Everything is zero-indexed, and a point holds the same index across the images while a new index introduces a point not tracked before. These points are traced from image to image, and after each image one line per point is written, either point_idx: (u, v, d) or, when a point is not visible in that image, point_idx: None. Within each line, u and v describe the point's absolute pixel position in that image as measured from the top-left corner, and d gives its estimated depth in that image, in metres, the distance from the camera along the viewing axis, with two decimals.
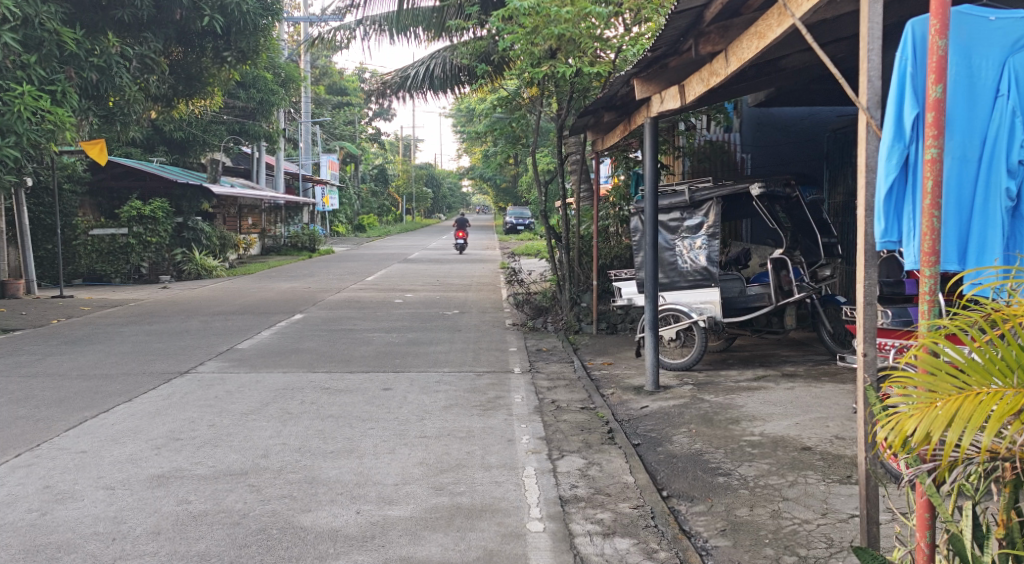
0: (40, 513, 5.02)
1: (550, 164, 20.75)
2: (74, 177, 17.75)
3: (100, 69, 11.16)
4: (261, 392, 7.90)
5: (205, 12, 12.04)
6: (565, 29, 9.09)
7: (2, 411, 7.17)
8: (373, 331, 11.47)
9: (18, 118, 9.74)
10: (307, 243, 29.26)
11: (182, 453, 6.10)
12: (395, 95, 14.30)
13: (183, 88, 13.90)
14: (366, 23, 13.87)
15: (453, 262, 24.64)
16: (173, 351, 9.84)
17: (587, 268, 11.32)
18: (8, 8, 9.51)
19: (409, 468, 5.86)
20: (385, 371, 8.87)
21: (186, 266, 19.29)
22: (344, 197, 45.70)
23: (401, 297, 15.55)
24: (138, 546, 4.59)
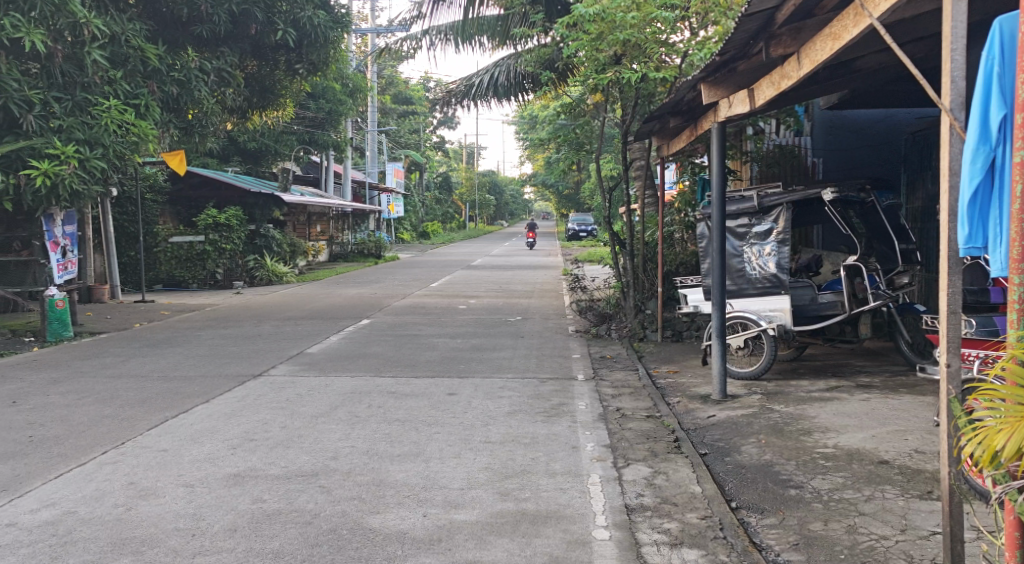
0: (126, 508, 5.19)
1: (614, 170, 20.65)
2: (155, 186, 18.36)
3: (181, 83, 11.52)
4: (331, 395, 8.03)
5: (279, 26, 12.39)
6: (630, 35, 9.05)
7: (89, 410, 7.45)
8: (437, 336, 11.56)
9: (105, 131, 10.18)
10: (374, 250, 29.47)
11: (257, 453, 6.25)
12: (459, 103, 14.40)
13: (257, 100, 14.18)
14: (432, 32, 13.92)
15: (516, 268, 24.74)
16: (247, 355, 10.08)
17: (653, 275, 11.22)
18: (98, 28, 10.11)
19: (476, 473, 5.89)
20: (451, 376, 8.94)
21: (259, 272, 19.70)
22: (409, 204, 46.21)
23: (465, 302, 15.66)
24: (216, 542, 4.71)
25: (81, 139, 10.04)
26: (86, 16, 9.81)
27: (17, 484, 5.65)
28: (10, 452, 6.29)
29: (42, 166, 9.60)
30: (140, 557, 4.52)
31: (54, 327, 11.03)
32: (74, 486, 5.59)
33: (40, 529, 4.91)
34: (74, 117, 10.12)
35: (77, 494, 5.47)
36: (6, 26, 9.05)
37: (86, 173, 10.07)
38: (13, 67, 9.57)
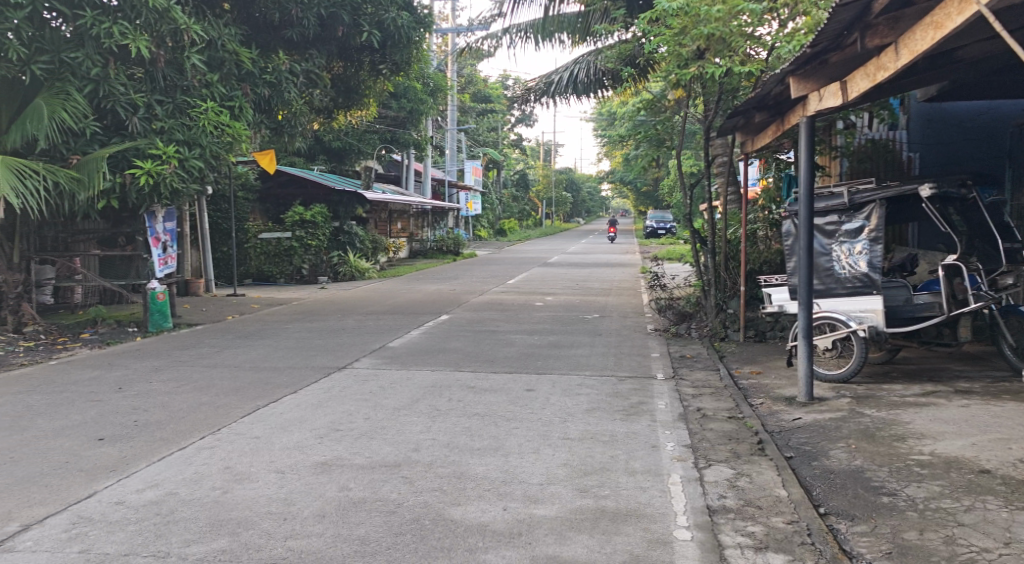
0: (222, 491, 5.39)
1: (696, 166, 20.33)
2: (246, 184, 18.92)
3: (272, 85, 11.92)
4: (412, 388, 8.14)
5: (364, 28, 12.55)
6: (714, 28, 8.89)
7: (188, 397, 7.74)
8: (515, 333, 11.58)
9: (202, 132, 10.60)
10: (453, 247, 29.71)
11: (342, 443, 6.38)
12: (539, 100, 14.39)
13: (343, 100, 14.44)
14: (513, 31, 13.97)
15: (593, 266, 24.58)
16: (331, 348, 10.29)
17: (736, 274, 10.97)
18: (197, 34, 10.37)
19: (554, 468, 5.88)
20: (528, 372, 8.95)
21: (342, 268, 20.17)
22: (487, 202, 46.46)
23: (542, 300, 15.66)
24: (306, 527, 4.87)
25: (180, 140, 10.49)
26: (187, 23, 10.08)
27: (124, 465, 5.91)
28: (118, 435, 6.59)
29: (145, 165, 9.98)
30: (237, 538, 4.71)
31: (155, 318, 11.48)
32: (175, 469, 5.82)
33: (146, 508, 5.14)
34: (174, 119, 10.58)
35: (178, 476, 5.69)
36: (114, 33, 9.52)
37: (185, 172, 10.43)
38: (120, 73, 10.08)
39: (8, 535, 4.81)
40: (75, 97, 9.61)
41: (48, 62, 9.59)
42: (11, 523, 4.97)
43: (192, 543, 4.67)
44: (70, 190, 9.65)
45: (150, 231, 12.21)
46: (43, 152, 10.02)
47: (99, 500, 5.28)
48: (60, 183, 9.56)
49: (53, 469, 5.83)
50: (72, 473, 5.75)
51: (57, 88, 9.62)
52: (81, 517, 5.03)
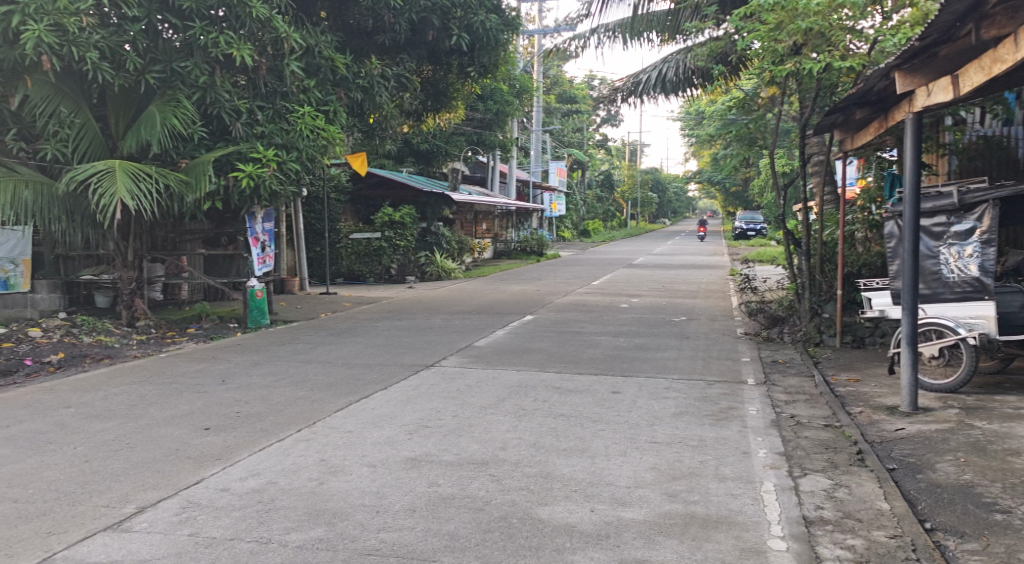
0: (318, 482, 5.52)
1: (789, 166, 19.77)
2: (338, 186, 19.35)
3: (364, 89, 12.12)
4: (499, 388, 8.14)
5: (454, 32, 12.58)
6: (813, 23, 8.65)
7: (285, 391, 7.92)
8: (601, 334, 11.45)
9: (299, 136, 10.86)
10: (536, 248, 29.75)
11: (431, 439, 6.42)
12: (626, 100, 14.22)
13: (431, 103, 14.55)
14: (600, 31, 13.87)
15: (680, 268, 24.18)
16: (419, 346, 10.39)
17: (831, 277, 10.60)
18: (296, 41, 10.64)
19: (642, 472, 5.77)
20: (614, 375, 8.84)
21: (429, 268, 20.39)
22: (572, 202, 46.35)
23: (628, 301, 15.47)
24: (397, 520, 4.97)
25: (279, 144, 10.80)
26: (287, 31, 10.38)
27: (227, 454, 6.08)
28: (223, 425, 6.78)
29: (247, 168, 10.22)
30: (333, 529, 4.87)
31: (253, 314, 11.83)
32: (274, 459, 5.95)
33: (248, 496, 5.32)
34: (274, 124, 10.88)
35: (276, 466, 5.83)
36: (221, 44, 9.82)
37: (284, 174, 10.69)
38: (225, 80, 10.40)
39: (125, 516, 5.05)
40: (185, 104, 9.98)
41: (160, 71, 9.97)
42: (127, 505, 5.20)
43: (291, 530, 4.86)
44: (179, 193, 10.03)
45: (250, 231, 12.55)
46: (156, 158, 10.51)
47: (205, 487, 5.47)
48: (170, 186, 9.92)
49: (165, 456, 6.03)
50: (181, 460, 5.95)
51: (169, 96, 10.03)
52: (189, 502, 5.23)
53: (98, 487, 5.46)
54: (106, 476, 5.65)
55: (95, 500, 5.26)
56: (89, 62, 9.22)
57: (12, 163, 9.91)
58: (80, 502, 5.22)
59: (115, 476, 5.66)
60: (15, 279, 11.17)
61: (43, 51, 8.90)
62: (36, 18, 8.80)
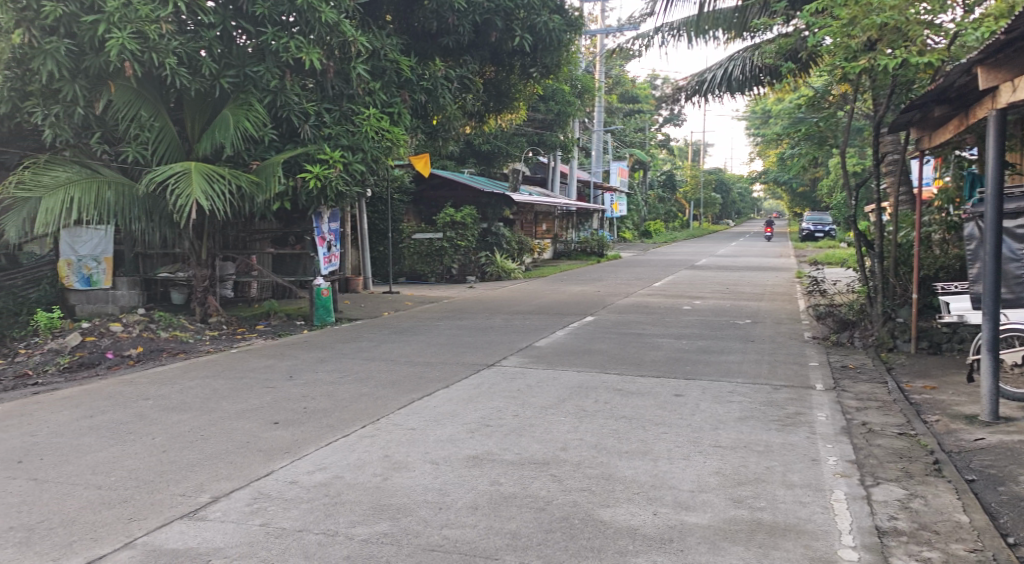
0: (383, 478, 5.56)
1: (861, 166, 19.24)
2: (402, 187, 19.55)
3: (428, 91, 12.21)
4: (560, 388, 8.09)
5: (516, 33, 12.55)
6: (889, 18, 8.39)
7: (350, 387, 8.01)
8: (663, 336, 11.33)
9: (365, 137, 10.97)
10: (597, 248, 29.67)
11: (492, 438, 6.41)
12: (690, 99, 14.02)
13: (494, 104, 14.57)
14: (665, 29, 13.70)
15: (746, 270, 23.75)
16: (480, 345, 10.41)
17: (906, 280, 10.29)
18: (362, 44, 10.72)
19: (706, 476, 5.66)
20: (677, 377, 8.71)
21: (489, 268, 20.45)
22: (633, 203, 46.04)
23: (690, 303, 15.27)
24: (460, 518, 4.97)
25: (345, 145, 10.90)
26: (354, 35, 10.47)
27: (296, 447, 6.17)
28: (291, 419, 6.88)
29: (314, 169, 10.43)
30: (397, 524, 4.90)
31: (319, 312, 12.01)
32: (340, 454, 6.02)
33: (315, 489, 5.38)
34: (340, 125, 10.97)
35: (343, 461, 5.89)
36: (291, 48, 9.99)
37: (350, 176, 10.83)
38: (294, 84, 10.58)
39: (200, 505, 5.16)
40: (257, 108, 10.24)
41: (234, 76, 10.24)
42: (202, 494, 5.31)
43: (358, 523, 4.91)
44: (250, 194, 10.24)
45: (317, 231, 12.72)
46: (229, 159, 10.77)
47: (275, 479, 5.55)
48: (242, 187, 10.14)
49: (237, 448, 6.15)
50: (252, 453, 6.05)
51: (242, 100, 10.30)
52: (261, 493, 5.32)
53: (175, 477, 5.59)
54: (183, 466, 5.78)
55: (172, 489, 5.38)
56: (168, 67, 9.46)
57: (96, 165, 10.25)
58: (158, 491, 5.35)
59: (190, 466, 5.78)
60: (99, 277, 11.70)
61: (126, 57, 9.14)
62: (120, 26, 9.04)
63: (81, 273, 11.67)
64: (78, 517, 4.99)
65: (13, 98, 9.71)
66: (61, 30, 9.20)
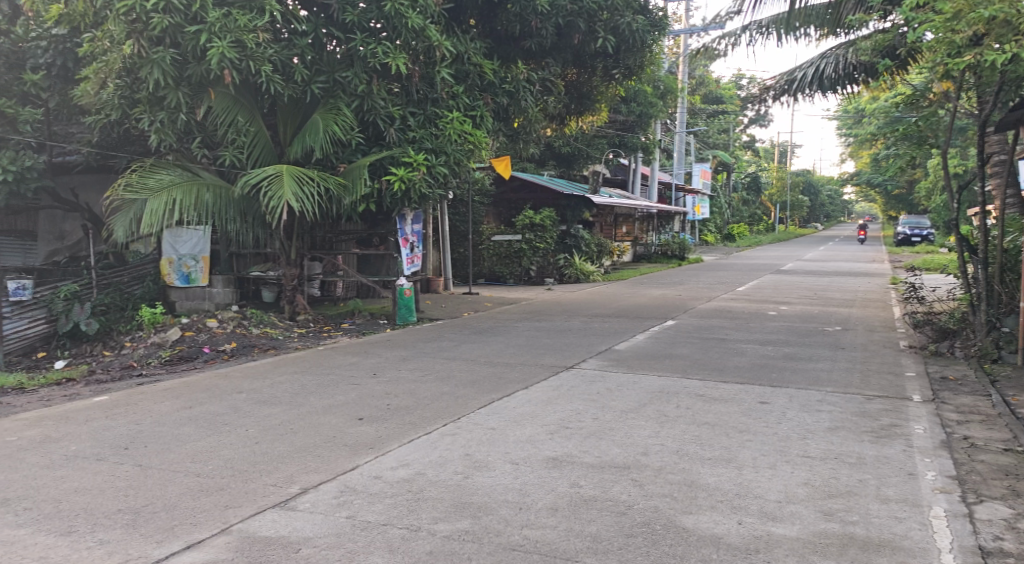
0: (464, 476, 5.58)
1: (964, 167, 18.40)
2: (482, 189, 19.72)
3: (510, 94, 12.28)
4: (640, 392, 7.99)
5: (599, 35, 12.48)
6: (997, 12, 8.00)
7: (431, 386, 8.08)
8: (747, 342, 11.10)
9: (448, 140, 11.11)
10: (678, 252, 29.33)
11: (572, 440, 6.37)
12: (778, 98, 13.68)
13: (575, 106, 14.53)
14: (753, 28, 13.38)
15: (837, 275, 23.02)
16: (559, 347, 10.37)
17: (1011, 288, 9.81)
18: (447, 48, 10.82)
19: (795, 487, 5.51)
20: (762, 384, 8.50)
21: (568, 271, 20.20)
22: (716, 205, 45.30)
23: (776, 309, 14.91)
24: (540, 518, 4.96)
25: (429, 148, 11.05)
26: (439, 40, 10.57)
27: (380, 444, 6.26)
28: (375, 416, 6.99)
29: (399, 172, 10.62)
30: (478, 522, 4.92)
31: (402, 312, 12.20)
32: (422, 452, 6.07)
33: (399, 485, 5.44)
34: (425, 129, 11.16)
35: (425, 458, 5.95)
36: (379, 54, 10.19)
37: (433, 178, 10.97)
38: (381, 89, 10.74)
39: (290, 496, 5.28)
40: (345, 113, 10.47)
41: (324, 82, 10.49)
42: (292, 486, 5.44)
43: (440, 520, 4.95)
44: (337, 196, 10.50)
45: (400, 232, 12.90)
46: (318, 162, 11.01)
47: (360, 473, 5.64)
48: (330, 189, 10.39)
49: (324, 442, 6.27)
50: (339, 447, 6.16)
51: (331, 105, 10.54)
52: (347, 486, 5.42)
53: (266, 467, 5.74)
54: (275, 457, 5.93)
55: (264, 479, 5.53)
56: (264, 74, 9.74)
57: (197, 168, 10.66)
58: (251, 480, 5.50)
59: (281, 458, 5.93)
60: (196, 275, 12.12)
61: (225, 65, 9.45)
62: (220, 36, 9.37)
63: (181, 271, 12.13)
64: (179, 502, 5.17)
65: (123, 105, 10.28)
66: (167, 40, 9.56)
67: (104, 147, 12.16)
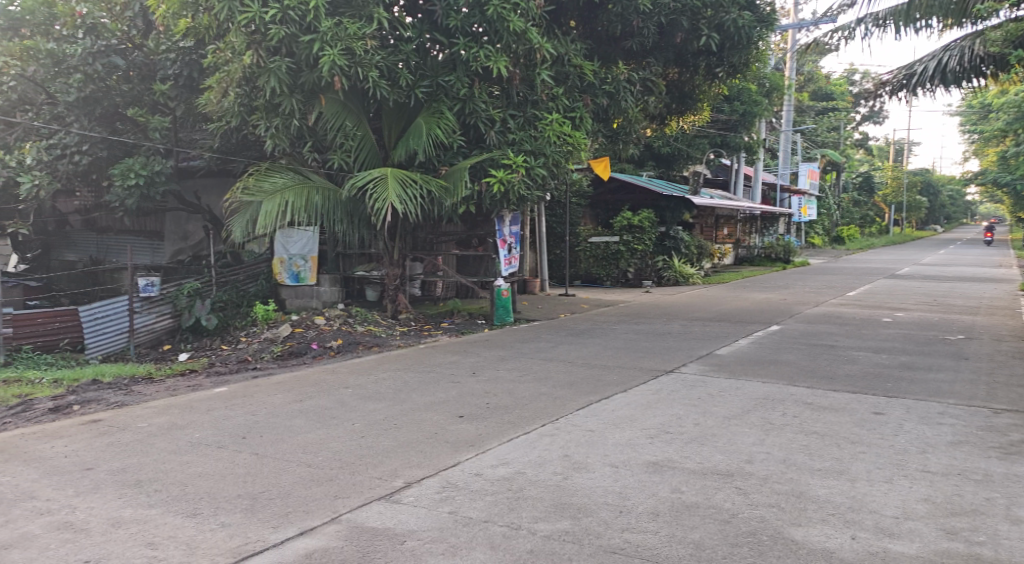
0: (563, 477, 5.67)
1: None
2: (580, 191, 19.82)
3: (610, 95, 12.33)
4: (743, 399, 7.90)
5: (703, 32, 12.21)
6: None
7: (530, 386, 8.20)
8: (859, 349, 10.78)
9: (547, 141, 11.20)
10: (782, 255, 28.64)
11: (673, 445, 6.37)
12: (895, 94, 13.19)
13: (676, 106, 14.41)
14: (869, 20, 12.95)
15: (958, 281, 21.98)
16: (659, 351, 10.32)
17: None
18: (547, 50, 10.92)
19: (913, 503, 5.36)
20: (876, 395, 8.25)
21: (667, 273, 19.96)
22: (826, 206, 43.93)
23: (891, 315, 14.39)
24: (641, 523, 5.00)
25: (528, 150, 11.18)
26: (540, 43, 10.67)
27: (481, 441, 6.41)
28: (475, 414, 7.15)
29: (498, 174, 10.77)
30: (579, 523, 4.99)
31: (499, 312, 12.35)
32: (522, 451, 6.19)
33: (499, 483, 5.57)
34: (524, 130, 11.31)
35: (525, 457, 6.06)
36: (481, 58, 10.36)
37: (531, 180, 11.10)
38: (483, 92, 10.95)
39: (395, 489, 5.48)
40: (447, 116, 10.71)
41: (428, 86, 10.76)
42: (397, 479, 5.64)
43: (540, 519, 5.04)
44: (439, 198, 10.72)
45: (499, 233, 13.09)
46: (421, 165, 11.28)
47: (462, 470, 5.80)
48: (431, 191, 10.63)
49: (426, 438, 6.47)
50: (440, 444, 6.34)
51: (434, 109, 10.80)
52: (449, 482, 5.58)
53: (373, 460, 5.97)
54: (380, 451, 6.16)
55: (370, 471, 5.75)
56: (371, 80, 10.07)
57: (307, 172, 11.07)
58: (358, 472, 5.74)
59: (386, 452, 6.15)
60: (305, 274, 12.60)
61: (336, 72, 9.82)
62: (332, 44, 9.74)
63: (291, 270, 12.65)
64: (292, 490, 5.44)
65: (242, 112, 10.66)
66: (283, 50, 10.00)
67: (224, 152, 12.77)
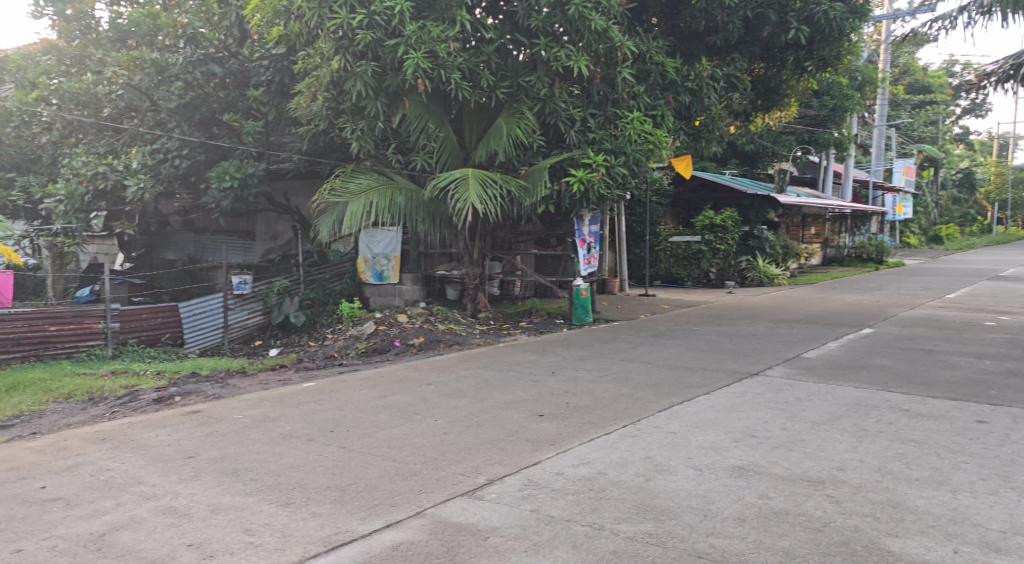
0: (646, 479, 5.67)
1: None
2: (661, 190, 19.64)
3: (693, 92, 12.20)
4: (834, 404, 7.74)
5: (791, 25, 12.02)
6: None
7: (610, 387, 8.21)
8: (959, 354, 10.41)
9: (628, 140, 11.18)
10: (874, 255, 27.78)
11: (759, 449, 6.29)
12: (1002, 85, 12.66)
13: (762, 102, 14.14)
14: (973, 8, 12.46)
15: None
16: (743, 353, 10.18)
17: None
18: (628, 48, 10.90)
19: (1020, 517, 5.17)
20: (978, 402, 7.96)
21: (750, 273, 19.67)
22: (921, 204, 42.35)
23: (993, 319, 13.83)
24: (727, 528, 4.97)
25: (608, 149, 11.20)
26: (621, 41, 10.67)
27: (562, 440, 6.46)
28: (556, 413, 7.20)
29: (578, 173, 10.83)
30: (662, 525, 5.00)
31: (578, 312, 12.38)
32: (603, 451, 6.22)
33: (581, 483, 5.61)
34: (605, 129, 11.33)
35: (606, 457, 6.08)
36: (562, 57, 10.41)
37: (611, 179, 11.11)
38: (563, 91, 11.02)
39: (478, 486, 5.58)
40: (528, 116, 10.80)
41: (509, 87, 10.86)
42: (479, 476, 5.74)
43: (623, 520, 5.07)
44: (519, 198, 10.81)
45: (578, 233, 13.13)
46: (502, 165, 11.39)
47: (543, 469, 5.86)
48: (511, 191, 10.74)
49: (507, 436, 6.55)
50: (521, 442, 6.42)
51: (515, 109, 10.90)
52: (531, 481, 5.64)
53: (455, 457, 6.09)
54: (462, 448, 6.27)
55: (453, 467, 5.87)
56: (454, 82, 10.23)
57: (392, 173, 11.31)
58: (442, 468, 5.86)
59: (467, 449, 6.26)
60: (388, 273, 12.91)
61: (420, 74, 10.02)
62: (416, 48, 9.94)
63: (375, 269, 12.95)
64: (379, 484, 5.59)
65: (330, 115, 11.04)
66: (369, 54, 10.24)
67: (312, 154, 13.11)
